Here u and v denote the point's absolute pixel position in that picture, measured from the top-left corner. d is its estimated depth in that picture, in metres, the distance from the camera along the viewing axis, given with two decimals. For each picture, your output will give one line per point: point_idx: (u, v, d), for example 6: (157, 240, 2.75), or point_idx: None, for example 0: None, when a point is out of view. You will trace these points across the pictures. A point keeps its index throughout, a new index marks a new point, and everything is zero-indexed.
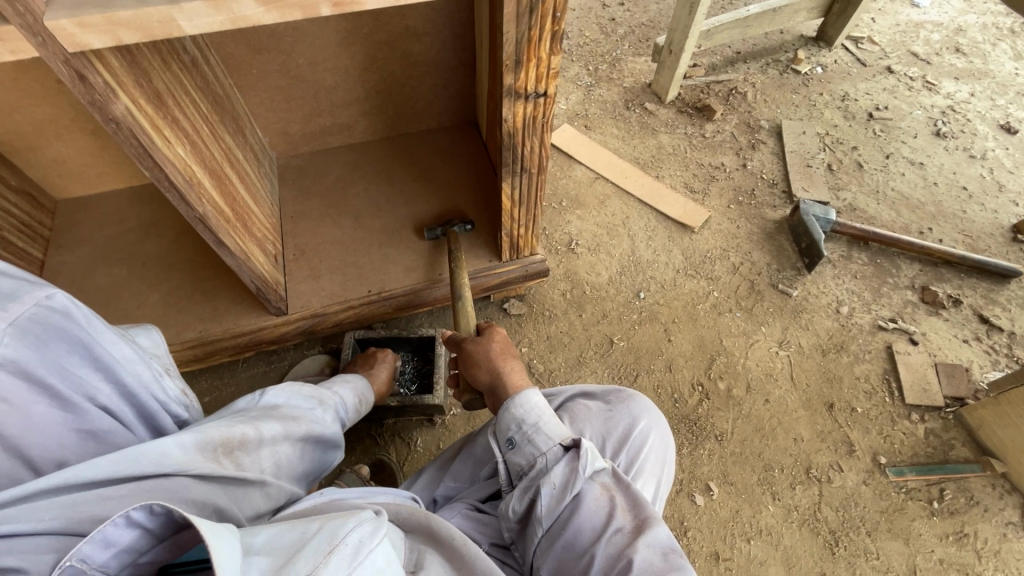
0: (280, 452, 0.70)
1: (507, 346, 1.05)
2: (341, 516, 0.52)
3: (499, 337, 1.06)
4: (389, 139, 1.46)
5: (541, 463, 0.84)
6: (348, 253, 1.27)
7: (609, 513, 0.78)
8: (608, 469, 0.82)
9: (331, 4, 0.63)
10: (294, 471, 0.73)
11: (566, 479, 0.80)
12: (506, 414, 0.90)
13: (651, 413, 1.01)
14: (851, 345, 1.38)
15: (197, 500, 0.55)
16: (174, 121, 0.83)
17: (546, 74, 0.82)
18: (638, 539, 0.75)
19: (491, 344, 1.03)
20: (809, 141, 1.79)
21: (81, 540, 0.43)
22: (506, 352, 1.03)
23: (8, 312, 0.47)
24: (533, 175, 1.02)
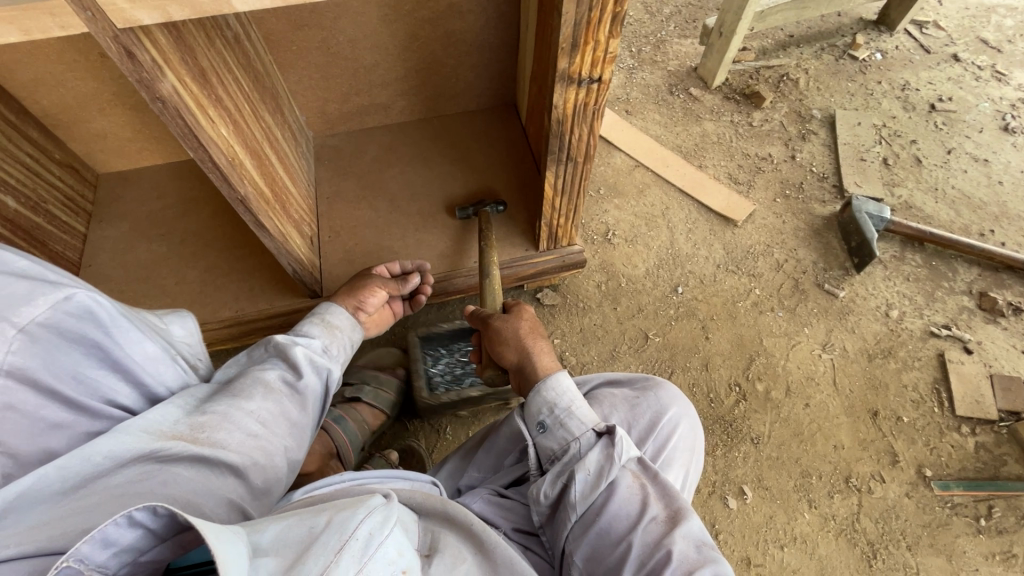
0: (256, 414, 0.69)
1: (535, 323, 1.00)
2: (349, 508, 0.52)
3: (527, 314, 1.01)
4: (426, 121, 1.43)
5: (569, 449, 0.81)
6: (382, 236, 1.26)
7: (643, 502, 0.75)
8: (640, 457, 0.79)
9: None
10: (286, 430, 0.72)
11: (598, 467, 0.77)
12: (535, 397, 0.86)
13: (681, 399, 0.96)
14: (900, 351, 1.32)
15: (173, 485, 0.55)
16: (217, 99, 0.81)
17: (603, 58, 0.78)
18: (673, 530, 0.72)
19: (520, 321, 0.98)
20: (864, 133, 1.69)
21: (82, 540, 0.41)
22: (535, 330, 0.98)
23: (26, 314, 0.48)
24: (578, 164, 0.98)
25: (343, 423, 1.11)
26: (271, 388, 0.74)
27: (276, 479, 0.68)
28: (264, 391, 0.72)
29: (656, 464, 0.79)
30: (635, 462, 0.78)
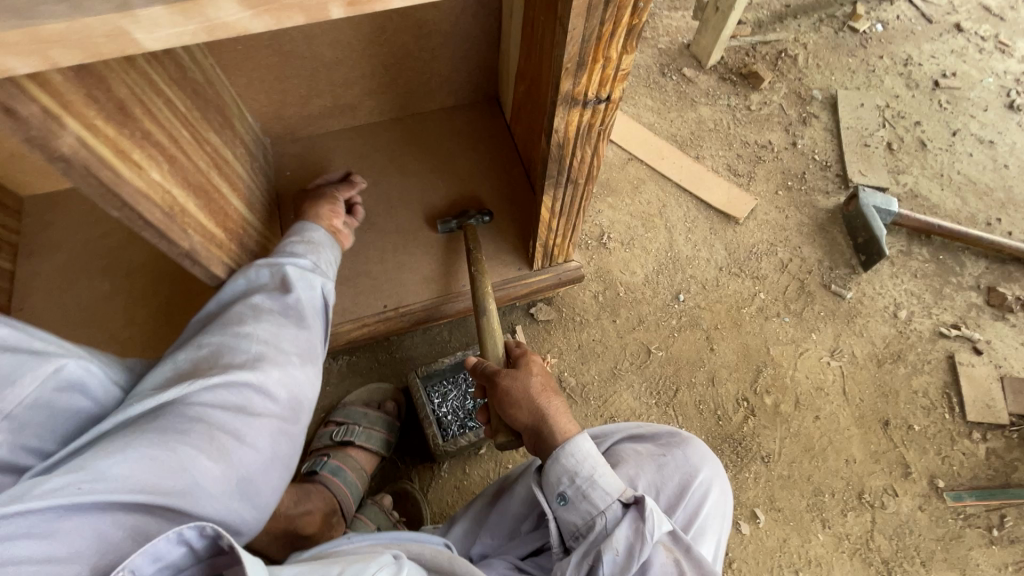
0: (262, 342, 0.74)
1: (547, 375, 0.91)
2: (361, 560, 0.55)
3: (538, 367, 0.92)
4: (399, 121, 1.28)
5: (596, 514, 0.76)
6: (358, 260, 1.12)
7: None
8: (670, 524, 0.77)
9: (342, 4, 0.46)
10: (298, 352, 0.78)
11: (628, 542, 0.72)
12: (554, 465, 0.80)
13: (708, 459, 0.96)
14: (910, 354, 1.27)
15: (198, 413, 0.64)
16: (146, 139, 0.67)
17: (614, 76, 0.65)
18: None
19: (533, 377, 0.89)
20: (867, 115, 1.60)
21: (133, 554, 0.47)
22: (549, 386, 0.89)
23: (24, 388, 0.56)
24: (579, 185, 0.86)
25: (345, 474, 1.03)
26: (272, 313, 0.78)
27: (297, 396, 0.76)
28: (267, 320, 0.77)
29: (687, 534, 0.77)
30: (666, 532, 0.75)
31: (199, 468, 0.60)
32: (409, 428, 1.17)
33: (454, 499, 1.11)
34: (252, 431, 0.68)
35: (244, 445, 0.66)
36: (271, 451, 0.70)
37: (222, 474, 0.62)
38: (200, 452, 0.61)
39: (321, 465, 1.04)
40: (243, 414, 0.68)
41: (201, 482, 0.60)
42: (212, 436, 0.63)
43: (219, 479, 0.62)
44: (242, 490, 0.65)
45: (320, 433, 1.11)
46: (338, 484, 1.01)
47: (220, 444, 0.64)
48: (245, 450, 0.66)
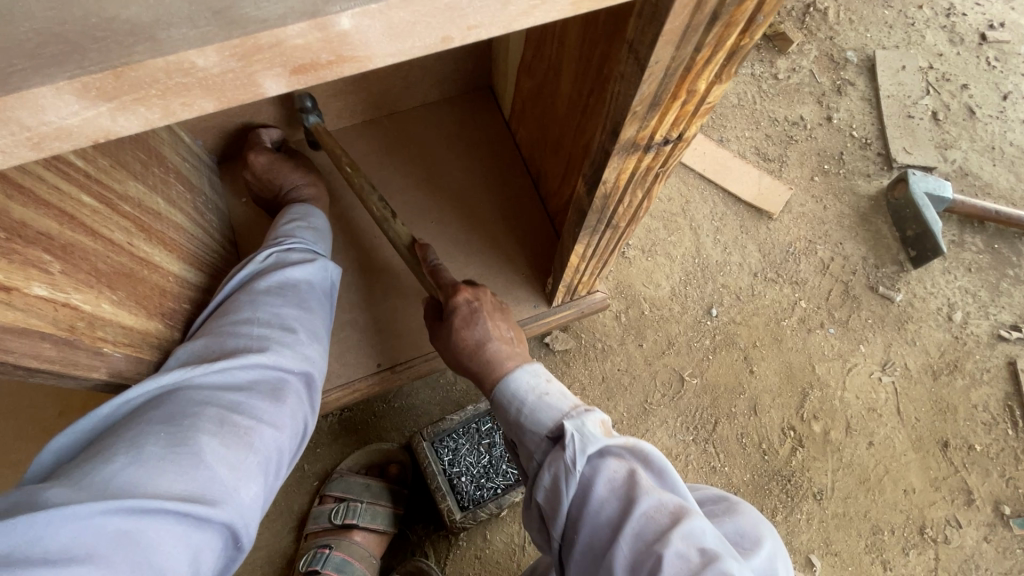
0: (270, 314, 0.63)
1: (477, 320, 0.70)
2: None
3: (465, 311, 0.71)
4: (373, 123, 1.03)
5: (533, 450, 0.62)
6: (341, 309, 0.92)
7: (629, 503, 0.53)
8: (620, 437, 0.58)
9: (284, 73, 0.25)
10: (313, 325, 0.67)
11: (555, 482, 0.57)
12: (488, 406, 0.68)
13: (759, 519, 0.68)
14: (967, 363, 1.15)
15: (205, 397, 0.54)
16: (18, 237, 0.45)
17: (693, 111, 0.45)
18: (670, 527, 0.51)
19: (456, 333, 0.70)
20: (909, 80, 1.39)
21: None
22: (482, 340, 0.69)
23: None
24: (619, 229, 0.67)
25: (352, 569, 0.90)
26: (275, 284, 0.67)
27: (318, 371, 0.66)
28: (271, 290, 0.66)
29: (647, 443, 0.57)
30: (609, 459, 0.56)
31: (214, 458, 0.50)
32: (418, 491, 1.01)
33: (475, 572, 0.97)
34: (270, 410, 0.57)
35: (264, 428, 0.56)
36: (295, 435, 0.60)
37: (242, 464, 0.52)
38: (214, 441, 0.51)
39: (322, 561, 0.89)
40: (257, 394, 0.57)
41: (219, 475, 0.50)
42: (224, 421, 0.53)
43: (240, 469, 0.52)
44: (268, 476, 0.56)
45: (316, 511, 0.95)
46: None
47: (236, 429, 0.53)
48: (265, 433, 0.56)
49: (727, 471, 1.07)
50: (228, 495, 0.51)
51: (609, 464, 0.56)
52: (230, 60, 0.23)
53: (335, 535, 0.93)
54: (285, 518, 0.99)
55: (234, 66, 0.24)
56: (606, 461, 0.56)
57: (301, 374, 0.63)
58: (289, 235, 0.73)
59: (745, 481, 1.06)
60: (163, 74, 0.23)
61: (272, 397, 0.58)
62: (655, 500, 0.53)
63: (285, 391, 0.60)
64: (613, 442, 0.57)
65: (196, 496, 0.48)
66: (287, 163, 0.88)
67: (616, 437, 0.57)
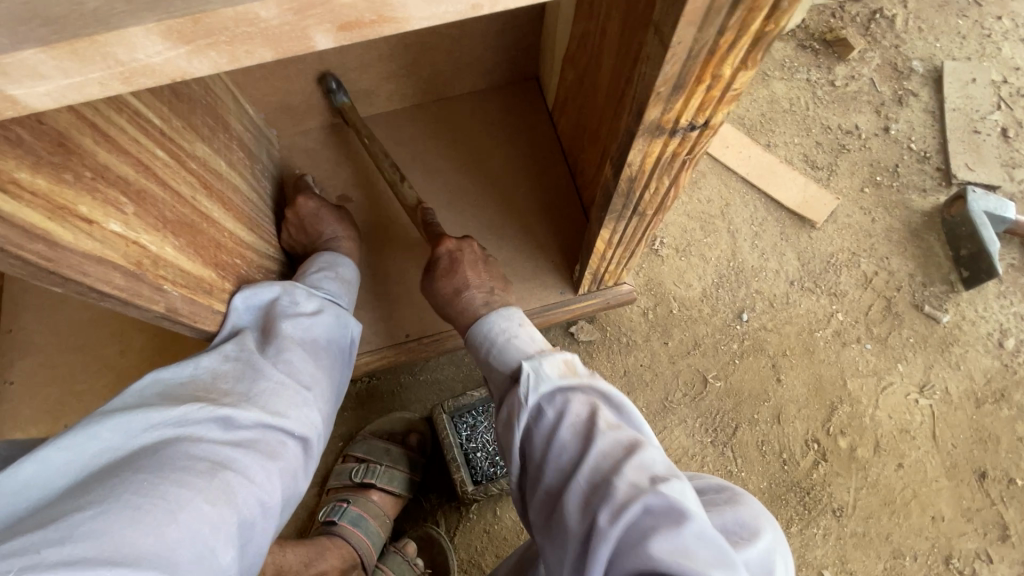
0: (285, 368, 0.65)
1: (456, 268, 0.80)
2: None
3: (446, 258, 0.81)
4: (423, 107, 1.08)
5: (502, 383, 0.69)
6: (377, 280, 0.98)
7: (583, 441, 0.58)
8: (578, 376, 0.63)
9: (332, 28, 0.28)
10: (319, 387, 0.68)
11: (512, 411, 0.64)
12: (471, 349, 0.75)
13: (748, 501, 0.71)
14: (1015, 394, 1.09)
15: (201, 451, 0.54)
16: (101, 178, 0.51)
17: (720, 97, 0.46)
18: (623, 457, 0.55)
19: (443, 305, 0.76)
20: (978, 94, 1.32)
21: None
22: (459, 287, 0.79)
23: None
24: (646, 216, 0.68)
25: (366, 524, 0.94)
26: (289, 338, 0.68)
27: (314, 437, 0.66)
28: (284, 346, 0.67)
29: (605, 384, 0.62)
30: (570, 398, 0.61)
31: (199, 515, 0.49)
32: (434, 463, 1.05)
33: (483, 545, 1.00)
34: (260, 473, 0.57)
35: (252, 490, 0.55)
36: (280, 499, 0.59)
37: (223, 523, 0.51)
38: (205, 493, 0.51)
39: (340, 513, 0.94)
40: (252, 453, 0.57)
41: (200, 534, 0.49)
42: (215, 478, 0.52)
43: (221, 526, 0.51)
44: (244, 541, 0.54)
45: (338, 469, 1.01)
46: (359, 537, 0.92)
47: (224, 484, 0.53)
48: (251, 492, 0.55)
49: (743, 476, 1.05)
50: (204, 557, 0.49)
51: (570, 403, 0.61)
52: (287, 13, 0.27)
53: (353, 492, 0.98)
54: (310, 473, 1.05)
55: (290, 19, 0.27)
56: (568, 401, 0.61)
57: (300, 438, 0.63)
58: (316, 284, 0.78)
59: (761, 488, 1.04)
60: (231, 23, 0.27)
61: (265, 458, 0.58)
62: (609, 436, 0.57)
63: (279, 455, 0.60)
64: (569, 380, 0.62)
65: (173, 555, 0.46)
66: (332, 213, 0.91)
67: (575, 377, 0.63)
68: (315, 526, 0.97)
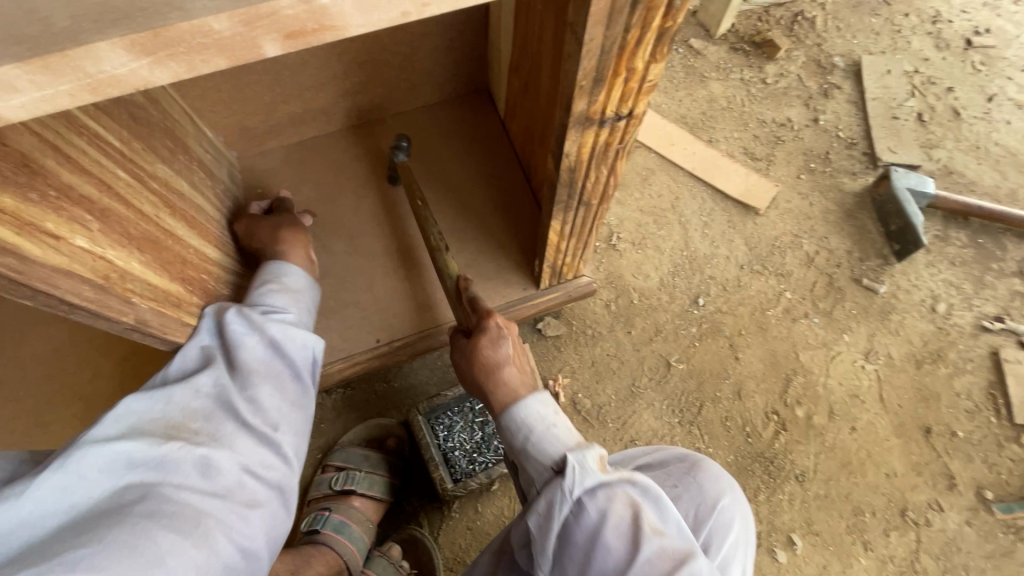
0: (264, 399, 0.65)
1: (503, 344, 0.77)
2: None
3: (494, 334, 0.77)
4: (379, 122, 1.12)
5: (541, 485, 0.66)
6: (345, 289, 1.00)
7: (632, 547, 0.56)
8: (619, 474, 0.61)
9: (278, 38, 0.33)
10: (298, 415, 0.69)
11: (552, 509, 0.60)
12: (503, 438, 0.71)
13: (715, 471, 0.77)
14: (950, 353, 1.18)
15: (183, 499, 0.55)
16: (65, 197, 0.53)
17: (638, 88, 0.52)
18: (671, 570, 0.55)
19: (481, 352, 0.76)
20: (895, 84, 1.44)
21: None
22: (501, 364, 0.76)
23: None
24: (592, 206, 0.73)
25: (350, 531, 0.95)
26: (267, 369, 0.67)
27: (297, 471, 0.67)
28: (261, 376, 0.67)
29: (645, 480, 0.61)
30: (614, 497, 0.59)
31: (183, 569, 0.51)
32: (414, 466, 1.07)
33: (467, 542, 1.02)
34: (245, 518, 0.58)
35: (237, 537, 0.57)
36: (267, 539, 0.61)
37: (209, 569, 0.53)
38: (189, 542, 0.52)
39: (323, 522, 0.95)
40: (234, 500, 0.58)
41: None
42: (199, 527, 0.54)
43: (207, 572, 0.53)
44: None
45: (318, 479, 1.02)
46: (344, 544, 0.93)
47: (208, 530, 0.54)
48: (236, 537, 0.57)
49: (711, 452, 1.11)
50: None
51: (614, 504, 0.58)
52: (238, 25, 0.31)
53: (334, 500, 0.99)
54: None
55: (241, 30, 0.31)
56: (612, 502, 0.58)
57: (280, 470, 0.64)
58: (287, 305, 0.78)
59: (729, 462, 1.10)
60: (188, 36, 0.31)
61: (248, 498, 0.60)
62: (657, 544, 0.56)
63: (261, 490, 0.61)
64: (612, 478, 0.60)
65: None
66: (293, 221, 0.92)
67: (616, 475, 0.61)
68: (299, 537, 0.98)
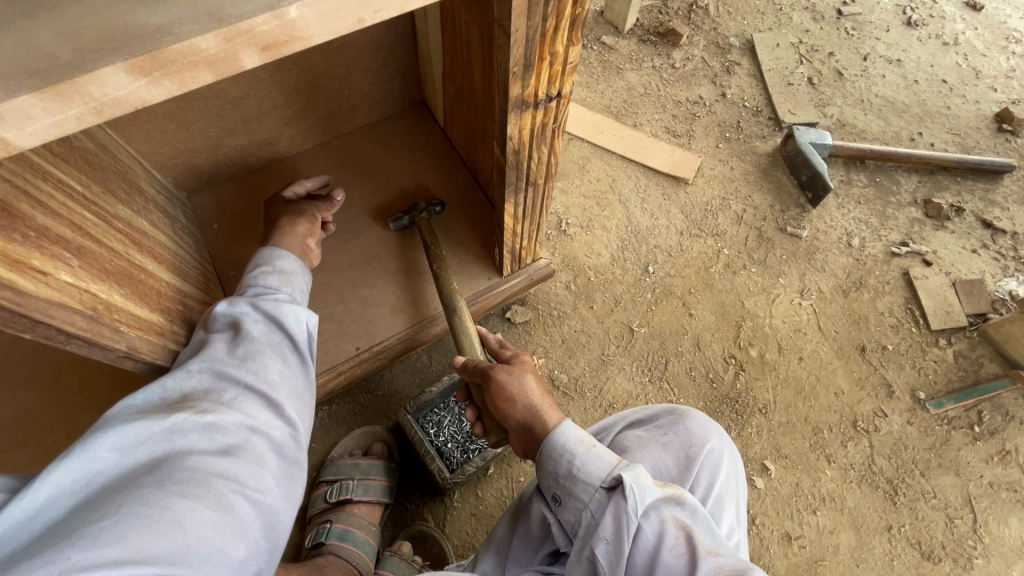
0: (261, 371, 0.69)
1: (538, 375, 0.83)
2: None
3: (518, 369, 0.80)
4: (326, 145, 1.17)
5: (587, 506, 0.68)
6: (317, 305, 1.04)
7: (691, 566, 0.58)
8: (668, 491, 0.64)
9: (256, 50, 0.38)
10: (294, 385, 0.73)
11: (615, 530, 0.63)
12: (546, 463, 0.72)
13: (700, 415, 0.87)
14: (870, 279, 1.33)
15: (194, 462, 0.58)
16: (44, 237, 0.56)
17: (562, 71, 0.61)
18: None
19: (528, 381, 0.79)
20: (785, 55, 1.62)
21: None
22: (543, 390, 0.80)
23: None
24: (539, 186, 0.81)
25: (354, 536, 0.98)
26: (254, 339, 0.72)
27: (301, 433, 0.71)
28: (254, 349, 0.71)
29: (693, 498, 0.64)
30: (666, 517, 0.62)
31: (202, 523, 0.54)
32: (409, 465, 1.11)
33: (473, 527, 1.06)
34: (255, 478, 0.62)
35: (249, 496, 0.61)
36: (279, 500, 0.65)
37: (227, 526, 0.57)
38: (205, 505, 0.55)
39: (327, 533, 0.98)
40: (241, 460, 0.62)
41: (207, 540, 0.54)
42: (211, 487, 0.57)
43: (224, 529, 0.56)
44: (251, 534, 0.60)
45: (313, 496, 1.05)
46: (349, 550, 0.96)
47: (219, 491, 0.58)
48: (248, 497, 0.60)
49: (682, 402, 1.20)
50: (215, 557, 0.55)
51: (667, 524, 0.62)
52: (221, 41, 0.37)
53: (335, 512, 1.02)
54: None
55: (224, 46, 0.37)
56: (665, 521, 0.62)
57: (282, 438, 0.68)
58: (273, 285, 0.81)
59: (699, 407, 1.19)
60: (180, 55, 0.36)
61: (255, 462, 0.63)
62: (715, 563, 0.58)
63: (266, 457, 0.65)
64: (662, 496, 0.63)
65: (185, 561, 0.52)
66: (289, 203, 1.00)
67: (667, 493, 0.64)
68: (305, 553, 1.00)
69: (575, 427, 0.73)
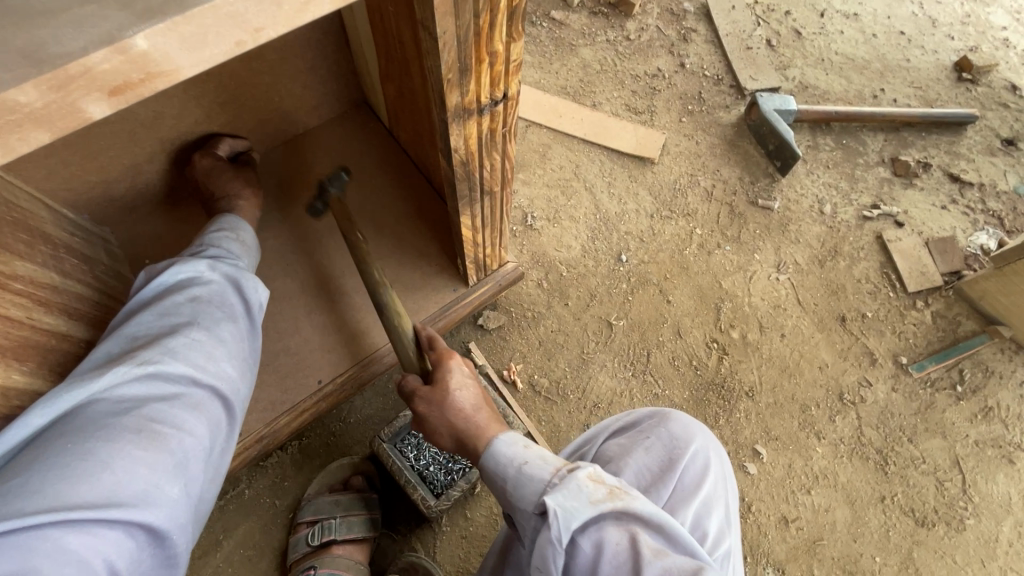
0: (197, 321, 0.66)
1: (465, 385, 0.79)
2: None
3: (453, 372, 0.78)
4: (262, 159, 1.06)
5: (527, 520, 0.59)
6: (270, 339, 0.95)
7: None
8: (607, 495, 0.54)
9: (101, 96, 0.32)
10: (236, 334, 0.69)
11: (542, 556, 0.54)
12: (488, 478, 0.66)
13: (684, 416, 0.81)
14: (845, 246, 1.30)
15: (125, 409, 0.55)
16: None
17: (506, 70, 0.53)
18: None
19: (450, 399, 0.76)
20: (741, 18, 1.56)
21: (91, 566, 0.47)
22: (472, 404, 0.76)
23: None
24: (496, 193, 0.74)
25: None
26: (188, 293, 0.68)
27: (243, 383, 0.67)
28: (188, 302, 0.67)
29: (636, 500, 0.54)
30: (606, 527, 0.53)
31: (133, 463, 0.52)
32: (392, 493, 1.05)
33: (466, 551, 1.01)
34: (192, 420, 0.59)
35: (187, 437, 0.57)
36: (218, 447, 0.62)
37: (161, 465, 0.54)
38: (134, 447, 0.53)
39: None
40: (177, 404, 0.58)
41: (139, 478, 0.52)
42: (142, 428, 0.54)
43: (159, 468, 0.53)
44: (189, 475, 0.57)
45: (293, 540, 0.97)
46: None
47: (152, 433, 0.55)
48: (186, 438, 0.57)
49: (668, 394, 1.16)
50: (152, 496, 0.52)
51: (606, 535, 0.52)
52: (48, 92, 0.30)
53: (317, 555, 0.95)
54: (267, 556, 1.00)
55: (54, 97, 0.31)
56: (604, 534, 0.52)
57: (224, 386, 0.64)
58: (214, 244, 0.77)
59: (686, 398, 1.16)
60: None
61: (192, 406, 0.60)
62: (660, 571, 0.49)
63: (205, 403, 0.61)
64: (597, 503, 0.53)
65: (117, 502, 0.50)
66: (227, 173, 0.93)
67: (606, 499, 0.54)
68: None
69: (512, 438, 0.68)
